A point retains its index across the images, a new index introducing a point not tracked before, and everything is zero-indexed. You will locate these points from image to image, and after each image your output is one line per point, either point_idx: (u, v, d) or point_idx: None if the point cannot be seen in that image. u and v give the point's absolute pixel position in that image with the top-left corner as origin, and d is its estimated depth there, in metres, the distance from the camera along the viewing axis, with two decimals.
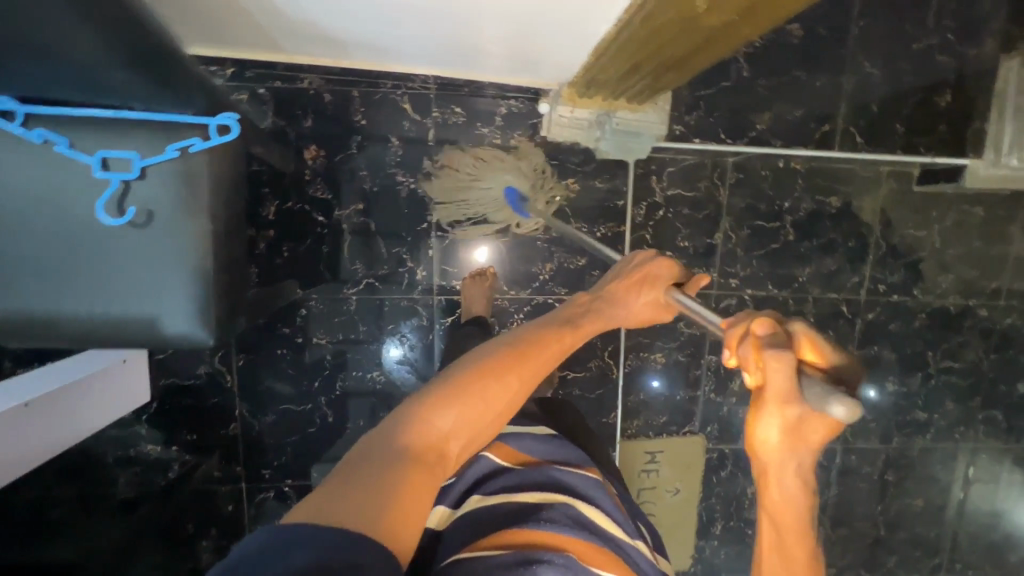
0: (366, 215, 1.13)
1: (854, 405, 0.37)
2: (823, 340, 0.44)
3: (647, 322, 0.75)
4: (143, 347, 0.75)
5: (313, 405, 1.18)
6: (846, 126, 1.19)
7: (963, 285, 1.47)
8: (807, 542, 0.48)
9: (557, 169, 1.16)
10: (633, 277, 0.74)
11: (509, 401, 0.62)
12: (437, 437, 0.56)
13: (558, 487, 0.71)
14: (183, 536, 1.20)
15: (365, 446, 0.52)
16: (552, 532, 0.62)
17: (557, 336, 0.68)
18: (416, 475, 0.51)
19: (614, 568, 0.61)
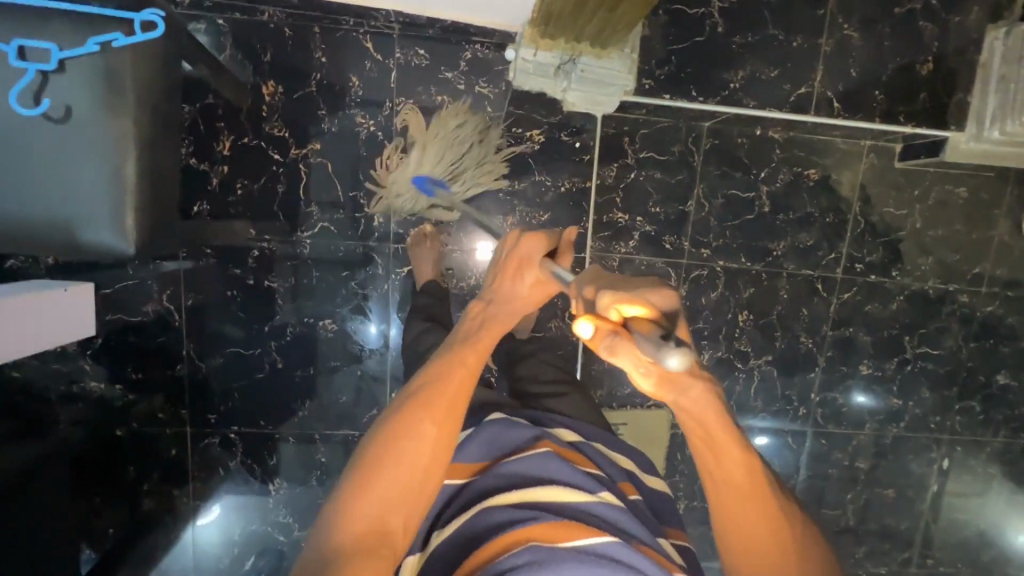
0: (323, 156, 1.10)
1: (677, 351, 0.47)
2: (636, 297, 0.53)
3: (543, 298, 0.81)
4: (57, 254, 0.73)
5: (262, 350, 1.16)
6: (822, 90, 1.16)
7: (944, 269, 1.43)
8: (727, 443, 0.62)
9: (524, 120, 1.15)
10: (510, 274, 0.79)
11: (432, 449, 0.67)
12: (372, 523, 0.62)
13: (512, 482, 0.74)
14: (124, 479, 1.17)
15: (307, 563, 0.60)
16: (517, 527, 0.65)
17: (461, 359, 0.73)
18: (359, 567, 0.59)
19: (580, 535, 0.64)
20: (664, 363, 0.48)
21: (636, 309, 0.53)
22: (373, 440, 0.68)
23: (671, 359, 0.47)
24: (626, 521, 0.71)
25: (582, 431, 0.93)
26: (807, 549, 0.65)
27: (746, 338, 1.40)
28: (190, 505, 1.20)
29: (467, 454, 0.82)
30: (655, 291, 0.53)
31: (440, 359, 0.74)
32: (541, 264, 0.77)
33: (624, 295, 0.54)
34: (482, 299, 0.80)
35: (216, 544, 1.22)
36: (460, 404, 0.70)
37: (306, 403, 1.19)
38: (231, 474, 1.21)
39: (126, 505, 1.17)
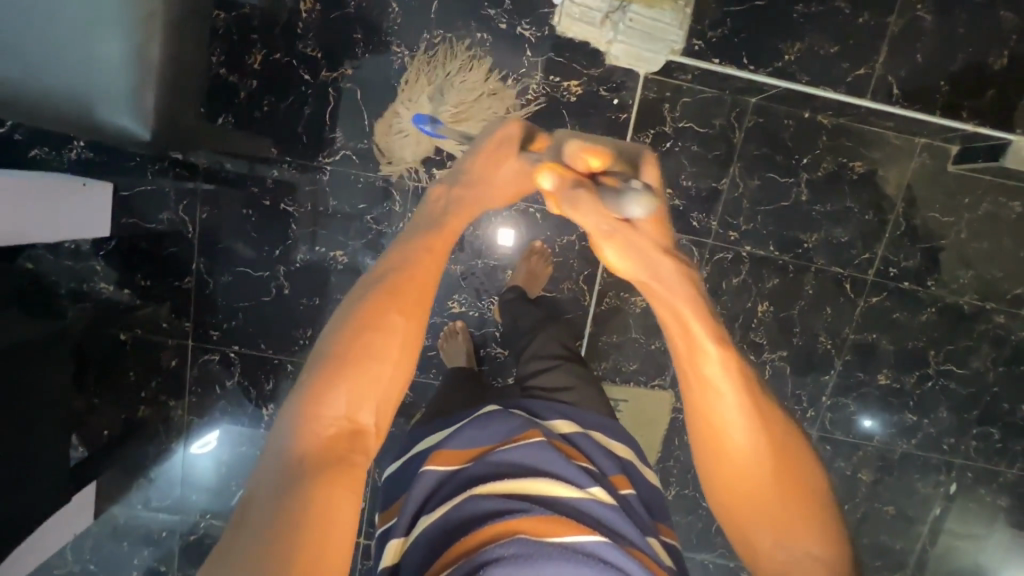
0: (355, 80, 1.08)
1: (643, 194, 0.58)
2: (602, 151, 0.64)
3: (518, 194, 0.72)
4: (77, 131, 0.74)
5: (271, 273, 1.15)
6: (883, 73, 1.10)
7: (983, 285, 1.36)
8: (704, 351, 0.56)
9: (562, 68, 1.10)
10: (487, 157, 0.70)
11: (407, 341, 0.54)
12: (331, 436, 0.49)
13: (504, 469, 0.78)
14: (124, 384, 1.19)
15: (258, 482, 0.47)
16: (506, 519, 0.69)
17: (428, 241, 0.61)
18: (325, 485, 0.46)
19: (569, 531, 0.69)
20: (630, 207, 0.58)
21: (598, 161, 0.64)
22: (325, 337, 0.53)
23: (632, 206, 0.58)
24: (613, 519, 0.75)
25: (581, 421, 0.93)
26: (816, 486, 0.57)
27: (763, 330, 1.36)
28: (187, 417, 1.22)
29: (460, 441, 0.86)
30: (614, 147, 0.66)
31: (403, 241, 0.62)
32: (520, 154, 0.69)
33: (591, 150, 0.65)
34: (451, 179, 0.70)
35: (209, 459, 1.25)
36: (433, 289, 0.58)
37: (308, 333, 1.18)
38: (227, 393, 1.21)
39: (122, 409, 1.18)
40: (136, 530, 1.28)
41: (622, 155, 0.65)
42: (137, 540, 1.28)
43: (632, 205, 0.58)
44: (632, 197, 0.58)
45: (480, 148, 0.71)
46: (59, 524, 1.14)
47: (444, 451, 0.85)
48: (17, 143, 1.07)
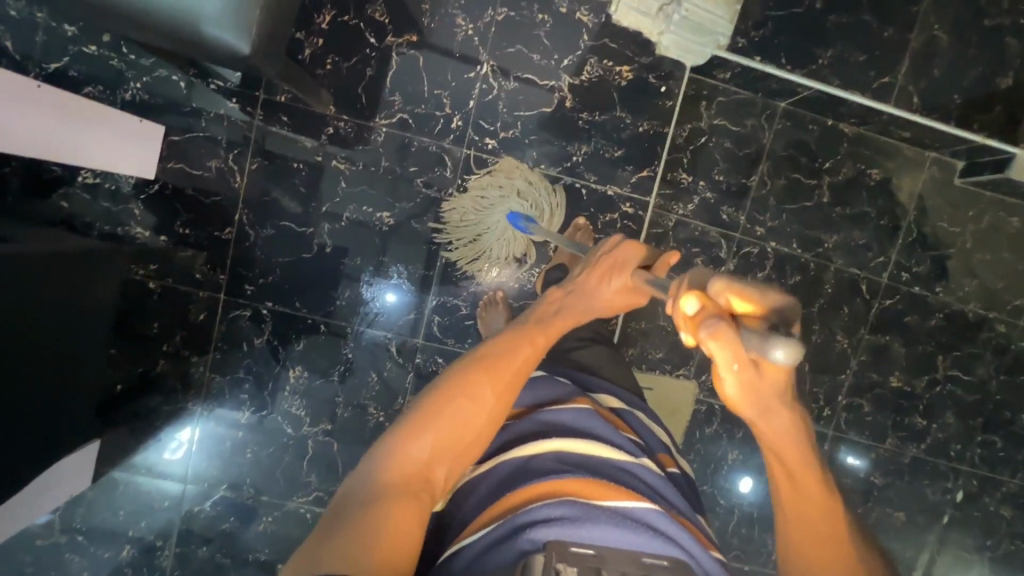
0: (416, 49, 1.12)
1: (790, 344, 0.47)
2: (749, 291, 0.53)
3: (624, 308, 0.78)
4: (192, 52, 0.77)
5: (314, 230, 1.15)
6: (905, 83, 1.20)
7: (986, 294, 1.44)
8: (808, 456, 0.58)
9: (614, 54, 1.17)
10: (601, 272, 0.77)
11: (490, 415, 0.65)
12: (417, 467, 0.59)
13: (549, 427, 0.67)
14: (146, 335, 1.14)
15: (351, 490, 0.57)
16: (547, 479, 0.59)
17: (531, 337, 0.72)
18: (397, 510, 0.55)
19: (618, 496, 0.58)
20: (772, 351, 0.47)
21: (747, 303, 0.53)
22: (431, 390, 0.65)
23: (780, 353, 0.47)
24: (664, 489, 0.65)
25: (626, 400, 0.85)
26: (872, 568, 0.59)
27: None
28: (207, 376, 1.17)
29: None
30: (776, 291, 0.53)
31: (508, 334, 0.73)
32: (632, 273, 0.76)
33: (740, 286, 0.53)
34: (563, 287, 0.79)
35: (223, 423, 1.19)
36: (518, 376, 0.69)
37: (346, 293, 1.17)
38: (253, 352, 1.17)
39: (142, 361, 1.15)
40: (134, 499, 1.19)
41: (783, 303, 0.52)
42: (134, 510, 1.20)
43: (775, 352, 0.47)
44: (775, 341, 0.47)
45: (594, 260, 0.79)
46: (60, 479, 1.07)
47: None
48: (72, 79, 1.06)
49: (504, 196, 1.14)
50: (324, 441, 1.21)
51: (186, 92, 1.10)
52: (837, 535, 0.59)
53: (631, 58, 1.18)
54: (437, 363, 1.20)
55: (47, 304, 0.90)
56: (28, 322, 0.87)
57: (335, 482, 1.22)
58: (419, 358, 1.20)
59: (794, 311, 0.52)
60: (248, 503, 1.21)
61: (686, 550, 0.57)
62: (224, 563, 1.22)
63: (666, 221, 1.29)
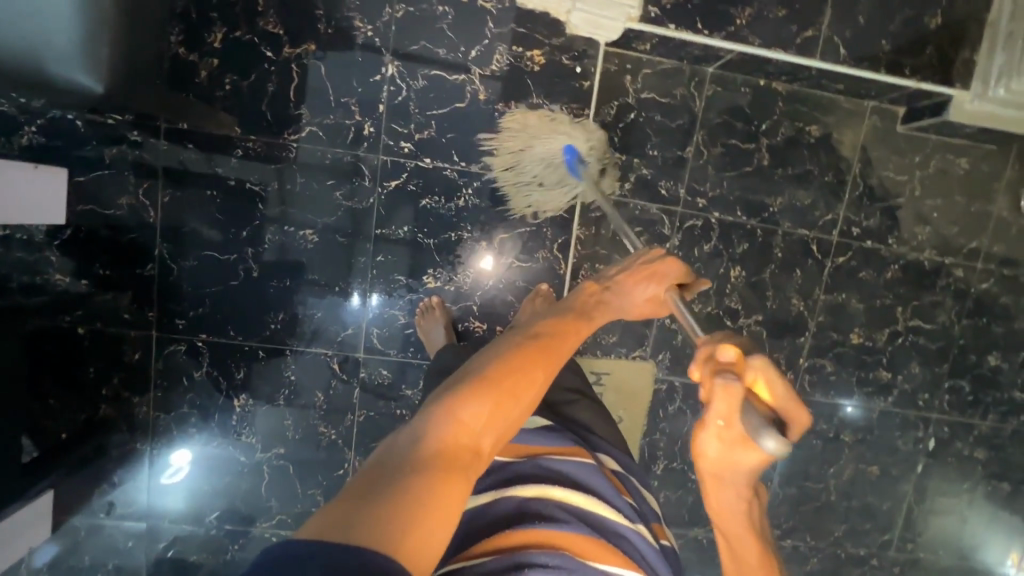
0: (317, 58, 1.08)
1: (780, 441, 0.50)
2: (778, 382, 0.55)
3: (647, 317, 0.84)
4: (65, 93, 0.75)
5: (238, 256, 1.13)
6: (829, 34, 1.16)
7: (940, 240, 1.41)
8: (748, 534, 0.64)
9: (524, 39, 1.13)
10: (638, 277, 0.81)
11: (537, 396, 0.62)
12: (470, 435, 0.53)
13: (556, 478, 0.66)
14: (83, 381, 1.13)
15: (397, 447, 0.49)
16: (547, 529, 0.58)
17: (577, 325, 0.72)
18: (450, 474, 0.48)
19: (611, 560, 0.58)
20: (761, 438, 0.51)
21: (768, 392, 0.55)
22: (486, 360, 0.61)
23: (767, 442, 0.50)
24: (654, 561, 0.64)
25: (620, 461, 0.83)
26: None
27: (737, 296, 1.37)
28: (152, 415, 1.16)
29: (515, 436, 0.72)
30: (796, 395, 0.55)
31: (555, 318, 0.72)
32: (666, 286, 0.81)
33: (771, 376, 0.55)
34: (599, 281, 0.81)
35: (176, 458, 1.18)
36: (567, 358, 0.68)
37: (281, 317, 1.16)
38: (195, 385, 1.16)
39: (83, 408, 1.13)
40: (99, 541, 1.20)
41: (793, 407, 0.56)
42: (100, 553, 1.20)
43: (761, 439, 0.50)
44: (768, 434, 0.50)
45: (630, 267, 0.82)
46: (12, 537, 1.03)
47: None
48: None
49: (555, 130, 1.10)
50: (280, 465, 1.20)
51: (85, 130, 1.06)
52: None
53: (542, 41, 1.14)
54: (383, 375, 1.19)
55: None
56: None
57: (297, 503, 1.22)
58: (364, 372, 1.19)
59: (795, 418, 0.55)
60: (213, 533, 1.21)
61: None
62: None
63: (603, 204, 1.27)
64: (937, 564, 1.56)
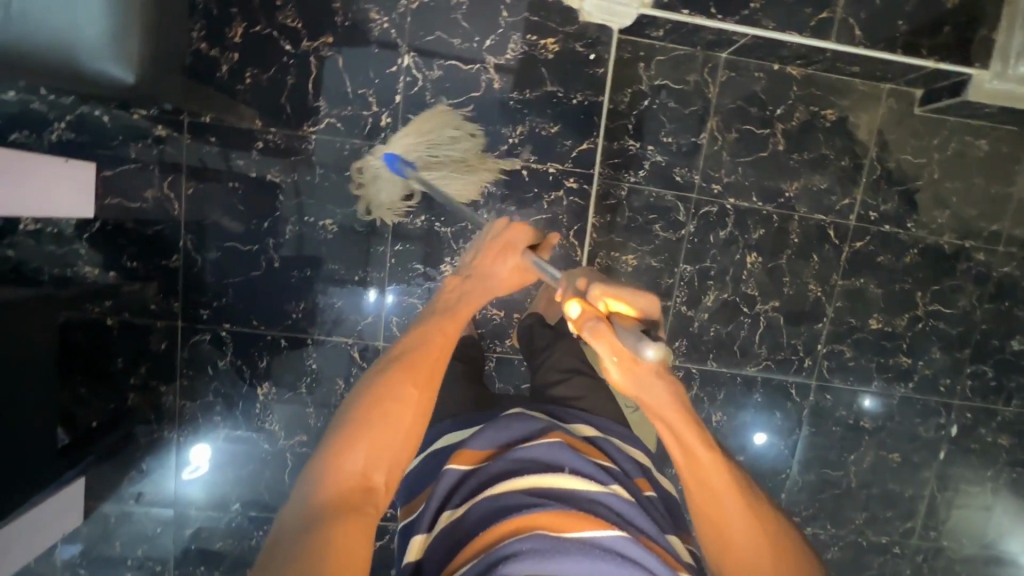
0: (335, 51, 1.10)
1: (657, 343, 0.58)
2: (625, 295, 0.65)
3: (518, 284, 0.89)
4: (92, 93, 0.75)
5: (260, 247, 1.15)
6: (844, 16, 1.16)
7: (960, 224, 1.39)
8: (687, 418, 0.63)
9: (539, 28, 1.14)
10: (490, 253, 0.87)
11: (420, 408, 0.67)
12: (358, 476, 0.61)
13: (521, 465, 0.64)
14: (112, 371, 1.16)
15: (291, 515, 0.57)
16: (518, 514, 0.56)
17: (442, 327, 0.78)
18: (342, 520, 0.56)
19: (588, 525, 0.56)
20: (645, 349, 0.58)
21: (623, 304, 0.65)
22: (357, 399, 0.67)
23: (652, 349, 0.57)
24: (637, 517, 0.61)
25: (599, 426, 0.81)
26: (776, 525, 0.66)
27: (753, 282, 1.37)
28: (177, 404, 1.19)
29: (477, 440, 0.70)
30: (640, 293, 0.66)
31: (421, 327, 0.78)
32: (522, 253, 0.86)
33: (613, 291, 0.66)
34: (461, 274, 0.88)
35: (199, 447, 1.21)
36: (442, 363, 0.73)
37: (301, 306, 1.18)
38: (218, 374, 1.18)
39: (112, 396, 1.17)
40: (128, 529, 1.23)
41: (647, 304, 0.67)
42: (129, 539, 1.23)
43: (647, 349, 0.58)
44: (647, 341, 0.58)
45: (483, 251, 0.88)
46: (47, 522, 1.07)
47: (462, 450, 0.70)
48: None
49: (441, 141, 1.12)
50: (302, 452, 1.22)
51: (111, 126, 1.09)
52: (734, 497, 0.64)
53: (556, 29, 1.15)
54: None
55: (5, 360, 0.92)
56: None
57: None
58: None
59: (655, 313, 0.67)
60: (238, 521, 1.24)
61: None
62: None
63: (617, 191, 1.27)
64: (961, 553, 1.54)
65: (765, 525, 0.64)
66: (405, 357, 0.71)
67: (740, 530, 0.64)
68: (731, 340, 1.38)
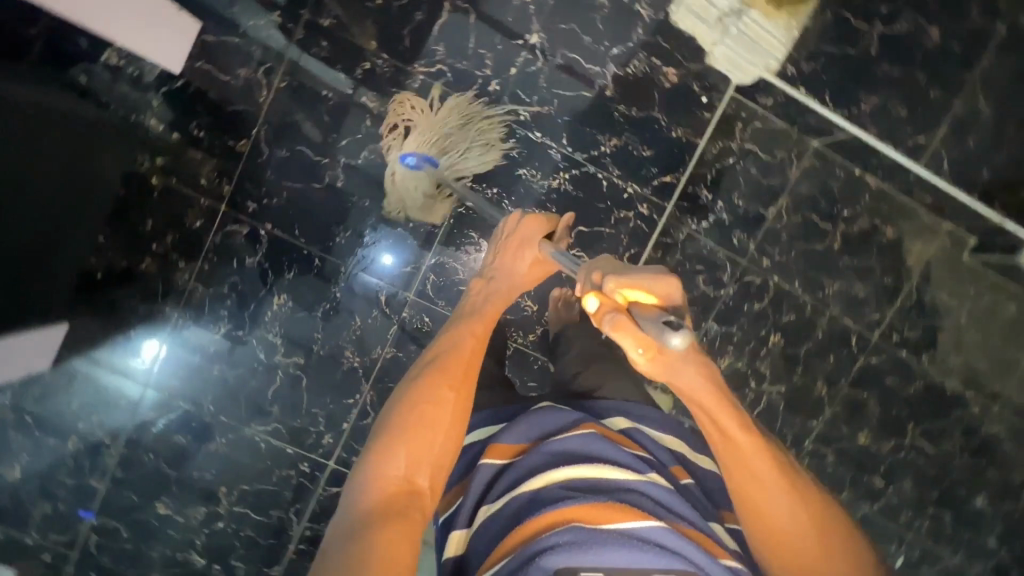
0: (470, 4, 1.11)
1: (676, 329, 0.61)
2: (641, 283, 0.69)
3: (540, 276, 0.95)
4: None
5: (329, 162, 1.13)
6: (939, 147, 1.22)
7: (969, 373, 1.45)
8: (719, 400, 0.71)
9: (664, 55, 1.17)
10: (512, 251, 0.94)
11: (451, 408, 0.74)
12: (400, 481, 0.68)
13: (554, 459, 0.71)
14: (138, 231, 1.12)
15: (341, 524, 0.65)
16: (555, 508, 0.64)
17: (472, 328, 0.85)
18: (391, 528, 0.62)
19: (626, 516, 0.63)
20: (666, 338, 0.61)
21: (641, 292, 0.69)
22: (396, 404, 0.75)
23: (674, 337, 0.61)
24: (675, 504, 0.68)
25: (637, 415, 0.86)
26: (811, 494, 0.72)
27: (769, 361, 1.40)
28: (190, 285, 1.15)
29: (510, 436, 0.77)
30: (655, 276, 0.69)
31: (452, 329, 0.86)
32: (539, 245, 0.92)
33: (626, 281, 0.70)
34: (485, 275, 0.95)
35: (195, 335, 1.17)
36: (472, 364, 0.80)
37: (347, 233, 1.16)
38: (242, 271, 1.15)
39: (128, 256, 1.12)
40: (92, 393, 1.17)
41: (665, 283, 0.69)
42: (90, 402, 1.17)
43: (670, 337, 0.61)
44: (665, 330, 0.61)
45: (505, 241, 0.95)
46: (21, 354, 1.02)
47: (494, 445, 0.78)
48: None
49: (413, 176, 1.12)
50: (294, 374, 1.19)
51: None
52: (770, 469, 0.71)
53: (680, 61, 1.18)
54: (423, 322, 1.20)
55: (44, 177, 0.89)
56: (19, 177, 0.83)
57: (296, 417, 1.20)
58: (406, 312, 1.19)
59: (673, 292, 0.69)
60: (204, 420, 1.19)
61: (694, 562, 0.61)
62: (170, 476, 1.20)
63: (677, 233, 1.28)
64: None
65: (807, 501, 0.71)
66: (435, 363, 0.79)
67: (780, 510, 0.70)
68: None
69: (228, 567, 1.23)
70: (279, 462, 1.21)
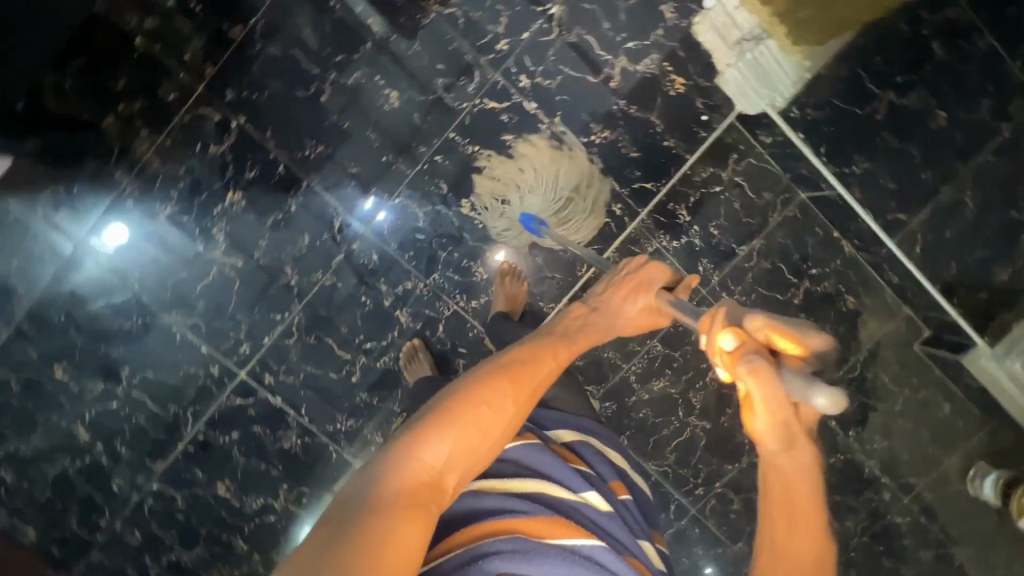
0: None
1: (830, 393, 0.50)
2: (792, 332, 0.56)
3: (644, 327, 0.85)
4: None
5: (320, 74, 1.11)
6: (915, 230, 1.24)
7: (889, 461, 1.44)
8: (809, 492, 0.63)
9: (676, 63, 1.17)
10: (626, 291, 0.84)
11: (509, 422, 0.64)
12: (432, 471, 0.58)
13: (502, 466, 0.68)
14: (107, 86, 1.08)
15: (353, 490, 0.55)
16: (503, 516, 0.61)
17: (559, 344, 0.75)
18: (405, 517, 0.53)
19: (564, 532, 0.62)
20: (815, 397, 0.50)
21: (790, 342, 0.57)
22: (458, 388, 0.64)
23: (823, 399, 0.50)
24: (615, 528, 0.68)
25: (585, 427, 0.84)
26: None
27: (702, 396, 1.35)
28: (145, 156, 1.11)
29: None
30: (815, 330, 0.56)
31: (538, 338, 0.75)
32: (655, 293, 0.83)
33: (777, 324, 0.58)
34: (588, 304, 0.84)
35: (138, 208, 1.13)
36: (544, 382, 0.70)
37: (318, 149, 1.13)
38: (202, 157, 1.12)
39: (90, 109, 1.09)
40: (15, 237, 1.12)
41: (826, 345, 0.56)
42: (11, 245, 1.13)
43: (818, 398, 0.51)
44: (818, 390, 0.50)
45: (620, 278, 0.86)
46: None
47: None
48: None
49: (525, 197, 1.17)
50: (228, 275, 1.16)
51: None
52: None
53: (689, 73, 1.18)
54: (370, 259, 1.18)
55: None
56: None
57: (219, 318, 1.18)
58: (356, 245, 1.17)
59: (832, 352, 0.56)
60: (126, 296, 1.16)
61: None
62: (75, 342, 1.17)
63: (644, 244, 1.25)
64: None
65: None
66: (516, 362, 0.68)
67: None
68: (652, 432, 1.34)
69: (111, 449, 1.20)
70: (190, 359, 1.19)
